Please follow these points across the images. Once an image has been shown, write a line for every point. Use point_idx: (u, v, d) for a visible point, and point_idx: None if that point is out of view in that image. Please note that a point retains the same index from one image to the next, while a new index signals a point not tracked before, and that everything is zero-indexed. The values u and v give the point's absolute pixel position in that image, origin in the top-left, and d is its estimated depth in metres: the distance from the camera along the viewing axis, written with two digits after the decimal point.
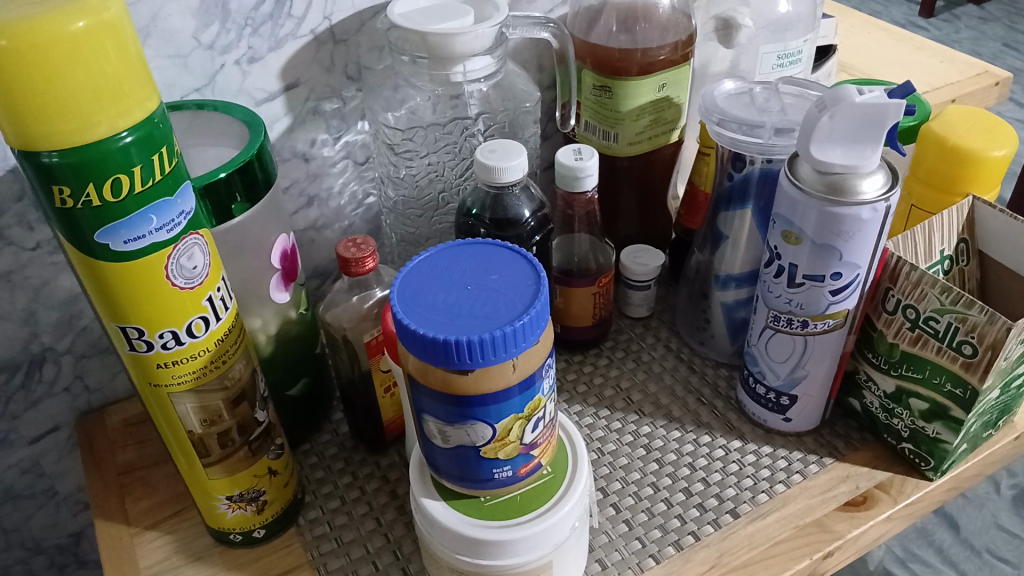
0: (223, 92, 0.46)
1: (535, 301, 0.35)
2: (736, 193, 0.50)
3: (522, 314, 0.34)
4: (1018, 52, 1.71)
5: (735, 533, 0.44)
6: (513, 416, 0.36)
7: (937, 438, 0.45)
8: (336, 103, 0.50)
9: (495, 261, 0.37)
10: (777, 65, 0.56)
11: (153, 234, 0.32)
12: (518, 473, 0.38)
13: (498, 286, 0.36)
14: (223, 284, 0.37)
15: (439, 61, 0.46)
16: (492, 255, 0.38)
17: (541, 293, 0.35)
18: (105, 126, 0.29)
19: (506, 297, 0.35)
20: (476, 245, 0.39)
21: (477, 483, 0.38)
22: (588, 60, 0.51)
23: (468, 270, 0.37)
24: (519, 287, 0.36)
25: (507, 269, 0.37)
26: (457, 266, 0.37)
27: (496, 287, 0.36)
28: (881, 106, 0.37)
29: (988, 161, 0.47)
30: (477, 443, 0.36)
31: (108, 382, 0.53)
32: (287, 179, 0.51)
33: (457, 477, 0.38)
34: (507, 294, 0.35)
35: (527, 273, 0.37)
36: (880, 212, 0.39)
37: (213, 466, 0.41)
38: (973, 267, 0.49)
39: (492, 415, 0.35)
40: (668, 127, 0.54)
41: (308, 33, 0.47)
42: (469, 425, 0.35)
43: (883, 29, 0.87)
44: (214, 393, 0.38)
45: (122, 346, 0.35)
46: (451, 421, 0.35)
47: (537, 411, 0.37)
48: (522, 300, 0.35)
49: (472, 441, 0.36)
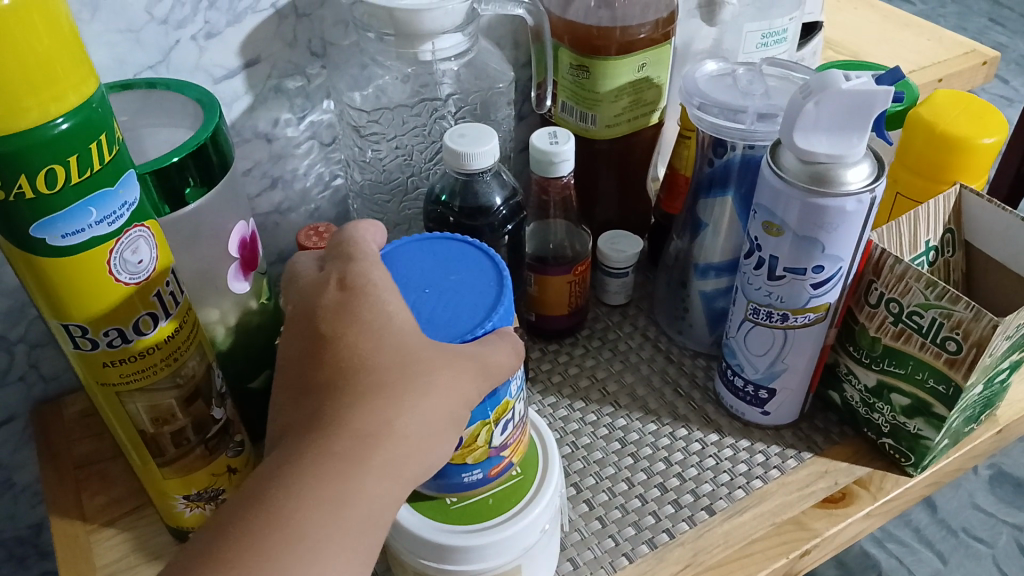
0: (179, 69, 0.44)
1: (502, 303, 0.35)
2: (716, 179, 0.48)
3: (489, 320, 0.34)
4: (1004, 27, 1.70)
5: (711, 530, 0.43)
6: (479, 422, 0.35)
7: (919, 435, 0.44)
8: (300, 81, 0.48)
9: (452, 258, 0.37)
10: (762, 44, 0.54)
11: (93, 227, 0.30)
12: (488, 475, 0.37)
13: (457, 284, 0.35)
14: (173, 279, 0.35)
15: (406, 39, 0.44)
16: (449, 251, 0.37)
17: (507, 291, 0.35)
18: (37, 111, 0.27)
19: (468, 297, 0.35)
20: (422, 241, 0.38)
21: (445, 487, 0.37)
22: (565, 38, 0.49)
23: (424, 268, 0.36)
24: (479, 284, 0.36)
25: (465, 266, 0.36)
26: (407, 263, 0.36)
27: (455, 286, 0.35)
28: (870, 92, 0.35)
29: (977, 148, 0.45)
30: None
31: (64, 371, 0.51)
32: (249, 161, 0.49)
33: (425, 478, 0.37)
34: (468, 294, 0.35)
35: (485, 271, 0.36)
36: (865, 204, 0.37)
37: (168, 466, 0.39)
38: (958, 257, 0.47)
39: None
40: (648, 109, 0.52)
41: (269, 7, 0.44)
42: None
43: (870, 6, 0.85)
44: (166, 391, 0.36)
45: (65, 343, 0.33)
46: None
47: (505, 413, 0.36)
48: (485, 302, 0.35)
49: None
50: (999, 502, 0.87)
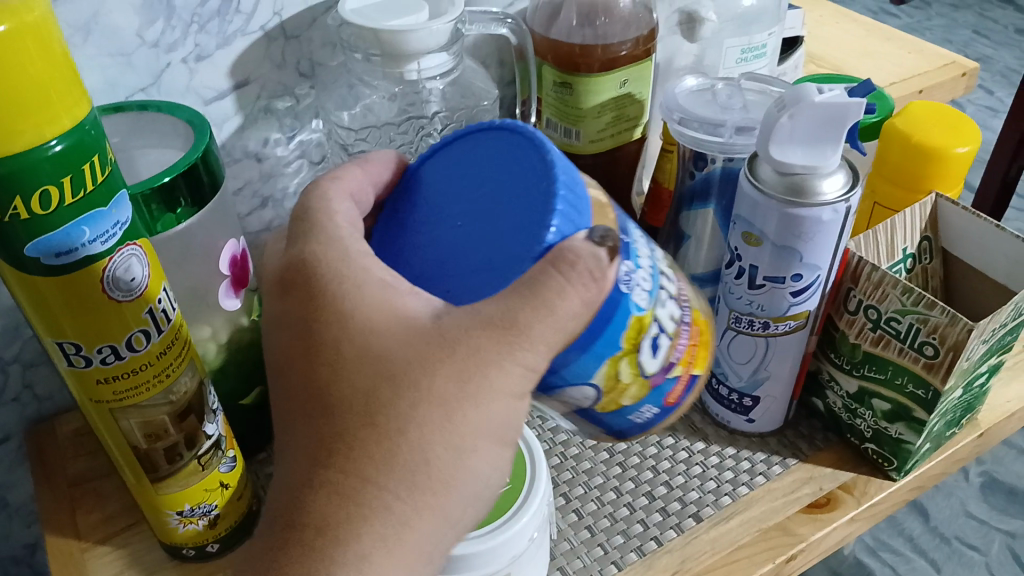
0: (170, 91, 0.44)
1: (551, 212, 0.30)
2: (697, 193, 0.49)
3: (544, 232, 0.29)
4: (988, 39, 1.72)
5: (698, 537, 0.44)
6: (609, 361, 0.31)
7: (900, 439, 0.45)
8: (289, 101, 0.49)
9: (501, 174, 0.33)
10: (741, 58, 0.55)
11: (87, 246, 0.31)
12: (665, 403, 0.35)
13: (504, 197, 0.32)
14: (165, 295, 0.36)
15: (392, 59, 0.45)
16: (501, 167, 0.33)
17: (555, 204, 0.30)
18: (31, 134, 0.27)
19: (516, 208, 0.31)
20: (466, 166, 0.34)
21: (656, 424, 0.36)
22: (548, 56, 0.50)
23: (477, 195, 0.33)
24: (529, 188, 0.31)
25: (513, 178, 0.32)
26: (461, 181, 0.34)
27: (503, 198, 0.32)
28: (843, 104, 0.36)
29: (951, 158, 0.46)
30: (587, 404, 0.33)
31: (58, 391, 0.52)
32: (239, 180, 0.50)
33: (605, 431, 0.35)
34: (517, 203, 0.31)
35: (532, 173, 0.32)
36: (841, 213, 0.38)
37: (162, 481, 0.40)
38: (936, 265, 0.48)
39: (586, 373, 0.31)
40: (631, 124, 0.53)
41: (258, 29, 0.45)
42: (572, 390, 0.32)
43: (852, 20, 0.87)
44: (158, 407, 0.37)
45: (60, 360, 0.34)
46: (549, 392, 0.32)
47: (645, 334, 0.32)
48: (534, 208, 0.30)
49: (580, 405, 0.33)
50: (991, 509, 0.87)
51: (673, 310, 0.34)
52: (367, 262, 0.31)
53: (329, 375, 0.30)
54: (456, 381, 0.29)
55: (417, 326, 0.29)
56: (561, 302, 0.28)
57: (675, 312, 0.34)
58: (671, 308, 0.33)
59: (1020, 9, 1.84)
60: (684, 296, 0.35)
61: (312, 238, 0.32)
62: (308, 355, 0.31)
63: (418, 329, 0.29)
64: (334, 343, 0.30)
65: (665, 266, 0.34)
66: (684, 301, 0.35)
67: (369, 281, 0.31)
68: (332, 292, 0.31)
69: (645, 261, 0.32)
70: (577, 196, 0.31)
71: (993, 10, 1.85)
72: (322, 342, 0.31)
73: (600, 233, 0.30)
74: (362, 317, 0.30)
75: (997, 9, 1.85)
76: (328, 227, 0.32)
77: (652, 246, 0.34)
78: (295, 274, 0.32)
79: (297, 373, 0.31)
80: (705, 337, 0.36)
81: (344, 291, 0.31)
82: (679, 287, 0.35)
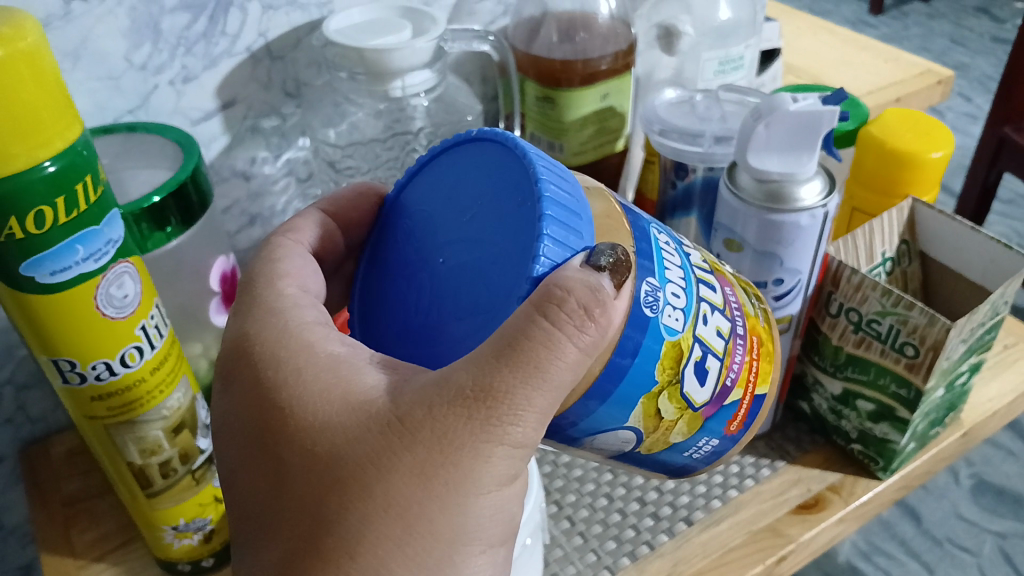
0: (157, 113, 0.45)
1: (538, 237, 0.27)
2: (680, 202, 0.50)
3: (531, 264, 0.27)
4: (964, 47, 1.74)
5: (689, 541, 0.44)
6: (648, 398, 0.30)
7: (885, 439, 0.45)
8: (275, 120, 0.50)
9: (488, 198, 0.31)
10: (719, 70, 0.56)
11: (80, 264, 0.31)
12: (727, 429, 0.35)
13: (490, 223, 0.30)
14: (157, 312, 0.36)
15: (376, 77, 0.46)
16: (487, 189, 0.31)
17: (542, 227, 0.28)
18: (25, 157, 0.28)
19: (503, 238, 0.29)
20: (455, 188, 0.32)
21: (720, 451, 0.36)
22: (530, 71, 0.51)
23: (467, 224, 0.31)
24: (515, 212, 0.29)
25: (500, 202, 0.30)
26: (447, 207, 0.32)
27: (490, 225, 0.30)
28: (817, 112, 0.37)
29: (927, 163, 0.47)
30: (631, 448, 0.32)
31: (51, 412, 0.52)
32: (227, 199, 0.51)
33: (664, 469, 0.36)
34: (504, 231, 0.29)
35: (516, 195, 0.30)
36: (819, 219, 0.39)
37: (157, 496, 0.40)
38: (915, 267, 0.49)
39: (614, 420, 0.30)
40: (612, 136, 0.54)
41: (243, 50, 0.46)
42: (603, 438, 0.31)
43: (829, 31, 0.88)
44: (152, 423, 0.38)
45: (55, 378, 0.35)
46: (580, 442, 0.31)
47: (684, 360, 0.31)
48: (521, 237, 0.28)
49: (622, 451, 0.32)
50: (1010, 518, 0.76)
51: (716, 328, 0.33)
52: (316, 344, 0.30)
53: (280, 481, 0.28)
54: (416, 479, 0.26)
55: (368, 413, 0.27)
56: (551, 357, 0.26)
57: (720, 330, 0.33)
58: (712, 326, 0.32)
59: (995, 18, 1.87)
60: (735, 310, 0.35)
61: (258, 322, 0.32)
62: (260, 459, 0.29)
63: (368, 417, 0.27)
64: (282, 444, 0.28)
65: (702, 277, 0.33)
66: (733, 316, 0.34)
67: (316, 363, 0.30)
68: (277, 383, 0.29)
69: (674, 280, 0.31)
70: (570, 212, 0.29)
71: (968, 19, 1.87)
72: (271, 440, 0.29)
73: (602, 253, 0.28)
74: (306, 411, 0.28)
75: (972, 18, 1.87)
76: (279, 313, 0.32)
77: (681, 254, 0.32)
78: (242, 368, 0.31)
79: (252, 481, 0.29)
80: (764, 350, 0.36)
81: (287, 380, 0.29)
82: (726, 300, 0.34)
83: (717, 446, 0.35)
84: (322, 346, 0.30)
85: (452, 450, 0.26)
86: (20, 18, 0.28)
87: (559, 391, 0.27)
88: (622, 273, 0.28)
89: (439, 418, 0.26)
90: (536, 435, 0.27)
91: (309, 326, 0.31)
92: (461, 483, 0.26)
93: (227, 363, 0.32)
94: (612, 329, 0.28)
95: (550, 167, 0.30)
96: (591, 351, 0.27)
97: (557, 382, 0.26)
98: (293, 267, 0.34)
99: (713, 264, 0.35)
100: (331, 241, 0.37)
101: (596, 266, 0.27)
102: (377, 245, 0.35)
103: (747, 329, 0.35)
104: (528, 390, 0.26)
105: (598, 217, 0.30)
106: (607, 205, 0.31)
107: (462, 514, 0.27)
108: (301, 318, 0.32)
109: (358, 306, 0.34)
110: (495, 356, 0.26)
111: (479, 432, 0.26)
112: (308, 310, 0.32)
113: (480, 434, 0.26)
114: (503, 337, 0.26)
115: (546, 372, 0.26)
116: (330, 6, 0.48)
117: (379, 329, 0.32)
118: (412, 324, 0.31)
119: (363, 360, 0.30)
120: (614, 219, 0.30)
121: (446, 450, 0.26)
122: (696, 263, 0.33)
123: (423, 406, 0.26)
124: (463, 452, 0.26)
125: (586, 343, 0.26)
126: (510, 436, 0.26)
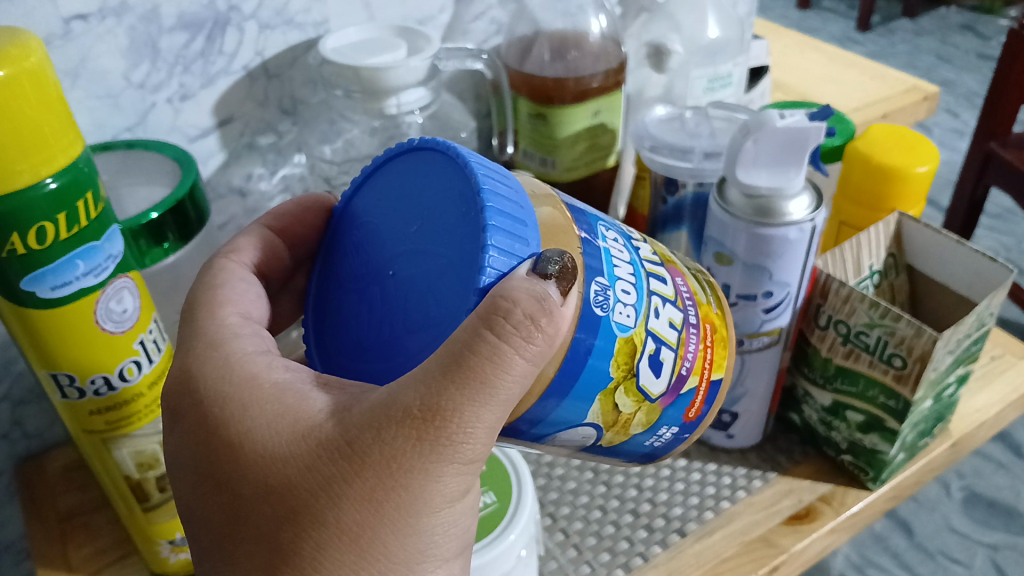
0: (155, 130, 0.46)
1: (483, 248, 0.27)
2: (671, 216, 0.51)
3: (479, 276, 0.27)
4: (950, 64, 1.75)
5: (683, 552, 0.44)
6: (602, 395, 0.30)
7: (875, 449, 0.46)
8: (271, 137, 0.51)
9: (431, 207, 0.31)
10: (709, 88, 0.57)
11: (80, 279, 0.32)
12: (685, 418, 0.35)
13: (436, 233, 0.30)
14: (155, 326, 0.37)
15: (372, 94, 0.47)
16: (430, 199, 0.31)
17: (487, 237, 0.27)
18: (28, 174, 0.29)
19: (450, 251, 0.29)
20: (400, 197, 0.32)
21: (682, 436, 0.36)
22: (523, 89, 0.52)
23: (411, 236, 0.31)
24: (459, 222, 0.29)
25: (444, 212, 0.30)
26: (394, 218, 0.32)
27: (434, 235, 0.30)
28: (802, 130, 0.38)
29: (912, 177, 0.48)
30: (592, 442, 0.32)
31: (47, 428, 0.52)
32: (223, 215, 0.52)
33: (630, 457, 0.36)
34: (451, 241, 0.29)
35: (457, 205, 0.30)
36: (807, 232, 0.40)
37: (154, 510, 0.40)
38: (902, 281, 0.50)
39: (573, 415, 0.30)
40: (604, 153, 0.54)
41: (241, 69, 0.47)
42: (565, 434, 0.31)
43: (815, 49, 0.89)
44: (149, 437, 0.38)
45: (53, 393, 0.35)
46: (544, 439, 0.31)
47: (638, 352, 0.31)
48: (466, 248, 0.28)
49: (584, 445, 0.33)
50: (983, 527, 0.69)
51: (668, 319, 0.33)
52: (259, 374, 0.30)
53: (233, 514, 0.28)
54: (369, 503, 0.27)
55: (316, 441, 0.27)
56: (497, 371, 0.26)
57: (673, 321, 0.33)
58: (664, 319, 0.32)
59: (981, 35, 1.90)
60: (687, 300, 0.35)
61: (199, 357, 0.31)
62: (212, 493, 0.29)
63: (315, 445, 0.27)
64: (233, 478, 0.28)
65: (651, 270, 0.33)
66: (685, 306, 0.34)
67: (260, 395, 0.29)
68: (223, 416, 0.29)
69: (623, 276, 0.31)
70: (515, 220, 0.29)
71: (953, 36, 1.89)
72: (222, 474, 0.29)
73: (548, 261, 0.27)
74: (254, 442, 0.28)
75: (957, 36, 1.89)
76: (220, 346, 0.31)
77: (630, 248, 0.33)
78: (187, 403, 0.31)
79: (206, 514, 0.29)
80: (719, 337, 0.37)
81: (233, 414, 0.29)
82: (676, 290, 0.34)
83: (678, 432, 0.36)
84: (266, 375, 0.30)
85: (401, 473, 0.27)
86: (24, 37, 0.29)
87: (507, 404, 0.27)
88: (568, 280, 0.28)
89: (387, 444, 0.26)
90: (485, 449, 0.28)
91: (250, 357, 0.31)
92: (412, 503, 0.27)
93: (172, 397, 0.31)
94: (562, 333, 0.28)
95: (492, 175, 0.30)
96: (538, 360, 0.27)
97: (505, 395, 0.27)
98: (235, 294, 0.34)
99: (662, 255, 0.36)
100: (277, 258, 0.38)
101: (542, 274, 0.27)
102: (328, 259, 0.35)
103: (699, 318, 0.35)
104: (475, 407, 0.26)
105: (545, 221, 0.30)
106: (554, 209, 0.31)
107: (413, 532, 0.28)
108: (242, 348, 0.31)
109: (313, 325, 0.34)
110: (442, 375, 0.26)
111: (428, 454, 0.27)
112: (247, 340, 0.32)
113: (429, 456, 0.27)
114: (449, 356, 0.26)
115: (494, 388, 0.26)
116: (326, 25, 0.49)
117: (334, 345, 0.32)
118: (367, 337, 0.31)
119: (306, 384, 0.30)
120: (563, 223, 0.30)
121: (396, 474, 0.27)
122: (645, 255, 0.34)
123: (370, 432, 0.26)
124: (413, 474, 0.27)
125: (534, 354, 0.26)
126: (460, 455, 0.27)
